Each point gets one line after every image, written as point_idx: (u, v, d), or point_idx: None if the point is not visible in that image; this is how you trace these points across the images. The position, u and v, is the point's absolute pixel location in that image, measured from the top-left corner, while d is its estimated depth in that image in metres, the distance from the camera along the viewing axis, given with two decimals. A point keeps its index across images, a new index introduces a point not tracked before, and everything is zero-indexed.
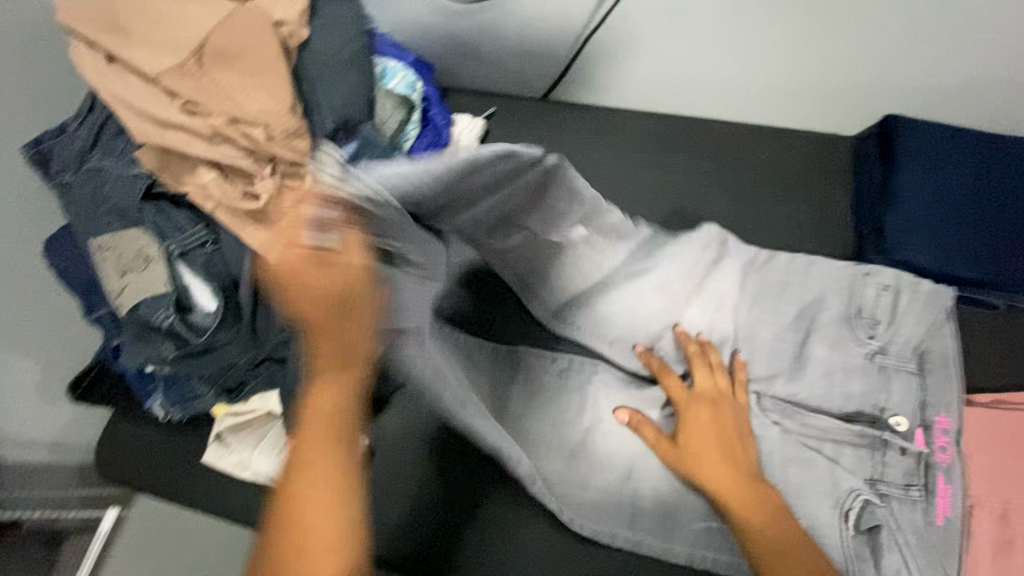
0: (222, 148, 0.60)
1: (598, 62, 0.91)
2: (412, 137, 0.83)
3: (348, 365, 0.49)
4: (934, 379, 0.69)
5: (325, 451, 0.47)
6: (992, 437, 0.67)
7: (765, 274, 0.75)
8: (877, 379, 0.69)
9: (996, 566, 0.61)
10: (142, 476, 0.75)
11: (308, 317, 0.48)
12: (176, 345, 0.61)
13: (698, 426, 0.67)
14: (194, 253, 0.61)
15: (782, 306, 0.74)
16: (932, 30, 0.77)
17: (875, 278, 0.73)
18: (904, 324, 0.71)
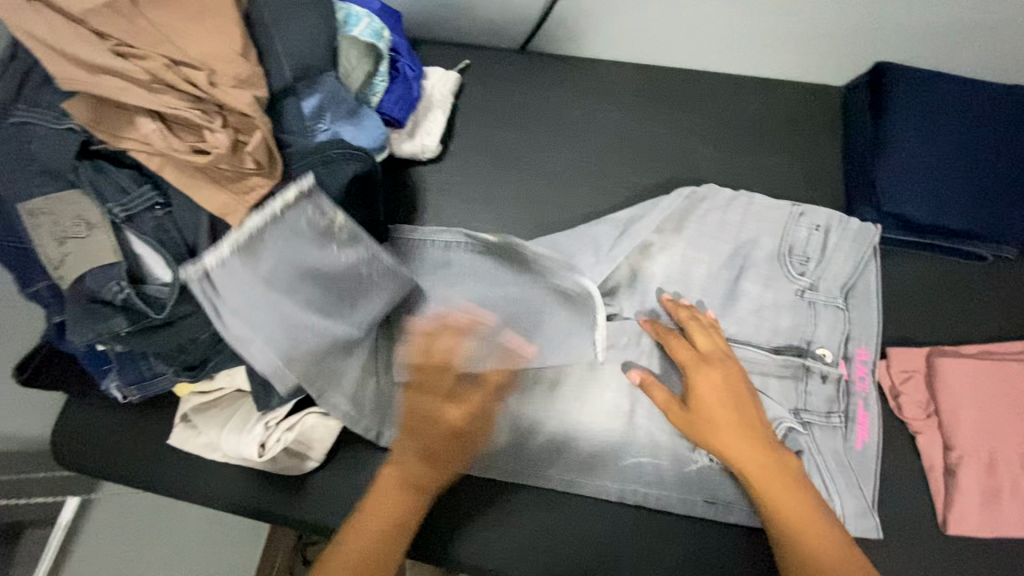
0: (163, 96, 0.53)
1: (577, 12, 0.85)
2: (380, 90, 0.76)
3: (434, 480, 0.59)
4: (860, 309, 0.71)
5: (367, 549, 0.55)
6: (981, 389, 0.65)
7: (705, 219, 0.75)
8: (806, 313, 0.70)
9: (980, 514, 0.62)
10: (106, 461, 0.71)
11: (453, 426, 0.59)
12: (130, 320, 0.54)
13: (706, 387, 0.62)
14: (141, 219, 0.54)
15: (723, 248, 0.74)
16: None
17: (808, 218, 0.73)
18: (835, 260, 0.72)
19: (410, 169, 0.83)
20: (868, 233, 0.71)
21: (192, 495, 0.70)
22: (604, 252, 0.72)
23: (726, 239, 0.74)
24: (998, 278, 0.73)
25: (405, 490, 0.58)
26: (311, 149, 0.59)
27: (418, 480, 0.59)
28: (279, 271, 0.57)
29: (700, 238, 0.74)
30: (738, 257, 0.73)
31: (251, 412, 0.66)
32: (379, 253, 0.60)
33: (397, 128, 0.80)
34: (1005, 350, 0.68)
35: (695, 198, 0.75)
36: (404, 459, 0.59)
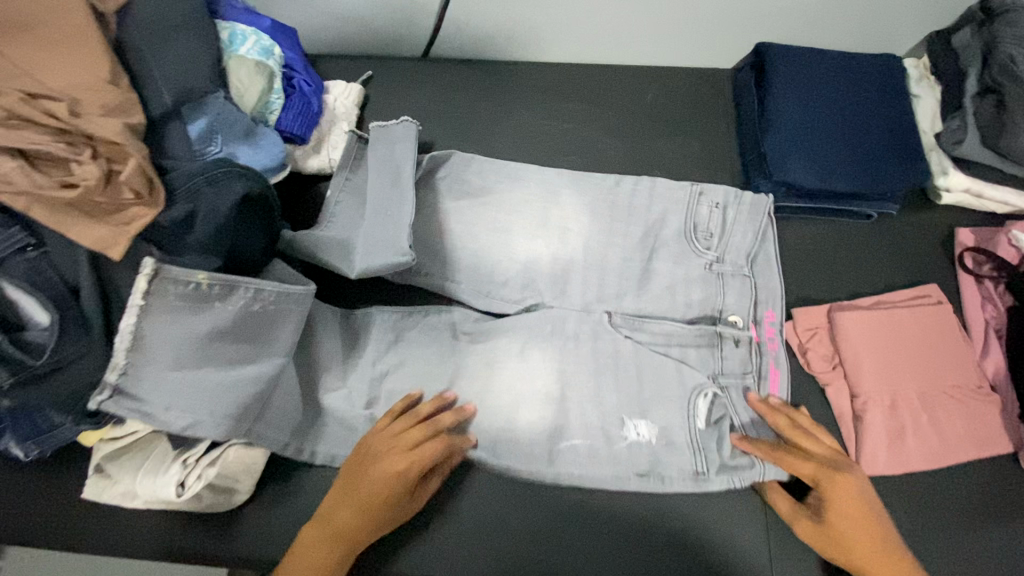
0: (23, 132, 0.50)
1: (471, 14, 0.85)
2: (277, 108, 0.74)
3: (358, 516, 0.57)
4: (763, 277, 0.74)
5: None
6: (876, 337, 0.70)
7: (614, 201, 0.77)
8: (715, 284, 0.73)
9: (887, 453, 0.66)
10: (13, 527, 0.66)
11: (372, 469, 0.58)
12: (10, 370, 0.50)
13: (840, 496, 0.60)
14: (11, 262, 0.50)
15: (637, 226, 0.75)
16: None
17: (707, 196, 0.76)
18: (732, 235, 0.75)
19: (320, 184, 0.82)
20: (760, 206, 0.75)
21: (113, 546, 0.66)
22: (525, 248, 0.75)
23: (640, 218, 0.76)
24: (883, 232, 0.78)
25: (340, 536, 0.57)
26: (196, 168, 0.57)
27: (362, 529, 0.58)
28: (176, 357, 0.55)
29: (611, 225, 0.76)
30: (649, 237, 0.75)
31: (168, 451, 0.63)
32: (261, 285, 0.60)
33: (299, 144, 0.78)
34: (896, 299, 0.73)
35: (595, 186, 0.77)
36: (343, 503, 0.58)
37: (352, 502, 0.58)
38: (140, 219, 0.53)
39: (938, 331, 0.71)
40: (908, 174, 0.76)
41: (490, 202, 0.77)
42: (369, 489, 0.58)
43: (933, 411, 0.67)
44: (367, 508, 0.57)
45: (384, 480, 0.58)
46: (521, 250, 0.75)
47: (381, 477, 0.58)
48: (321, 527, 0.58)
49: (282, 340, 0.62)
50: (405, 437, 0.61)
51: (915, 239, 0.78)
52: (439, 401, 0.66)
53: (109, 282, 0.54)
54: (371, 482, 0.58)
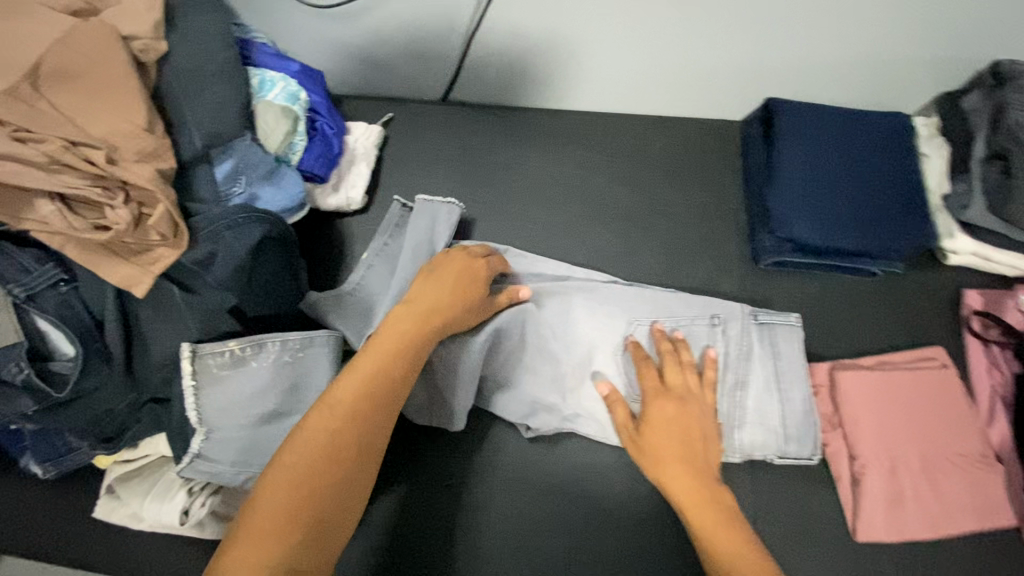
0: (62, 177, 0.54)
1: (488, 62, 0.90)
2: (300, 149, 0.79)
3: (420, 327, 0.59)
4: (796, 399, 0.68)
5: (344, 412, 0.52)
6: (878, 400, 0.69)
7: (668, 304, 0.73)
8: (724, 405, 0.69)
9: (885, 517, 0.65)
10: (24, 544, 0.69)
11: (439, 275, 0.64)
12: (35, 400, 0.53)
13: (660, 441, 0.63)
14: (43, 297, 0.54)
15: (694, 325, 0.72)
16: (808, 18, 0.79)
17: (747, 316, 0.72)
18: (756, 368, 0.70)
19: (337, 221, 0.86)
20: (789, 331, 0.71)
21: (115, 566, 0.68)
22: (555, 339, 0.73)
23: (693, 323, 0.72)
24: (888, 290, 0.78)
25: (387, 363, 0.55)
26: (220, 212, 0.60)
27: (430, 328, 0.60)
28: (228, 419, 0.58)
29: (674, 324, 0.72)
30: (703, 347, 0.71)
31: (174, 478, 0.65)
32: (285, 335, 0.61)
33: (320, 183, 0.83)
34: (902, 360, 0.73)
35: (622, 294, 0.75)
36: (401, 321, 0.59)
37: (414, 316, 0.59)
38: (165, 259, 0.56)
39: (945, 397, 0.70)
40: (913, 235, 0.76)
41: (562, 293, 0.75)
42: (429, 298, 0.61)
43: (932, 477, 0.66)
44: (433, 314, 0.61)
45: (451, 287, 0.63)
46: (580, 335, 0.73)
47: (451, 286, 0.63)
48: (371, 351, 0.56)
49: (316, 387, 0.61)
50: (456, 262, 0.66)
51: (922, 299, 0.78)
52: (496, 260, 0.70)
53: (131, 317, 0.58)
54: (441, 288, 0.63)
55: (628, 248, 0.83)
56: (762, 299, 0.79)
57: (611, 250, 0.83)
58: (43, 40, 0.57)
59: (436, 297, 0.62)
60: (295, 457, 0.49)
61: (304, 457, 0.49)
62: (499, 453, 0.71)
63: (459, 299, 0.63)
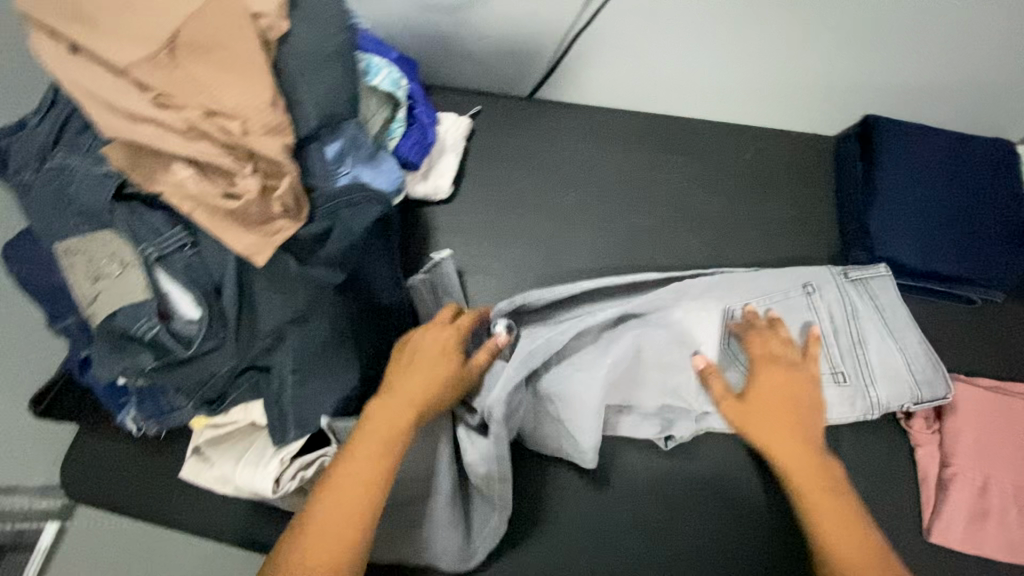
0: (198, 144, 0.55)
1: (584, 62, 0.90)
2: (398, 135, 0.81)
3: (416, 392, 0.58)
4: (907, 338, 0.70)
5: (352, 486, 0.52)
6: (984, 417, 0.69)
7: (756, 278, 0.74)
8: (851, 368, 0.69)
9: (963, 530, 0.65)
10: (111, 496, 0.72)
11: (422, 343, 0.62)
12: (156, 355, 0.56)
13: (760, 403, 0.61)
14: (172, 259, 0.56)
15: (791, 298, 0.72)
16: (929, 37, 0.76)
17: (851, 277, 0.73)
18: (870, 330, 0.71)
19: (422, 209, 0.87)
20: (881, 281, 0.73)
21: (200, 525, 0.71)
22: (656, 354, 0.70)
23: (789, 292, 0.72)
24: (983, 320, 0.77)
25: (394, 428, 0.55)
26: (335, 191, 0.63)
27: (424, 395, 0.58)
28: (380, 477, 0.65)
29: (762, 296, 0.72)
30: (813, 310, 0.72)
31: (267, 445, 0.66)
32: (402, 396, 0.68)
33: (412, 170, 0.84)
34: (1015, 389, 0.71)
35: (715, 289, 0.72)
36: (395, 389, 0.58)
37: (402, 383, 0.58)
38: (286, 231, 0.58)
39: None
40: (1015, 266, 0.74)
41: (649, 318, 0.71)
42: (417, 363, 0.60)
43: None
44: (430, 379, 0.59)
45: (438, 346, 0.62)
46: (690, 333, 0.71)
47: (434, 346, 0.61)
48: (371, 420, 0.56)
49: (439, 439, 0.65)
50: (436, 330, 0.63)
51: (1019, 332, 0.76)
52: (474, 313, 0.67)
53: (246, 285, 0.59)
54: (424, 352, 0.61)
55: (713, 256, 0.83)
56: None
57: (695, 257, 0.83)
58: (184, 11, 0.59)
59: (418, 361, 0.60)
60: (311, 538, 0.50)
61: (324, 537, 0.50)
62: (635, 465, 0.70)
63: (443, 358, 0.61)
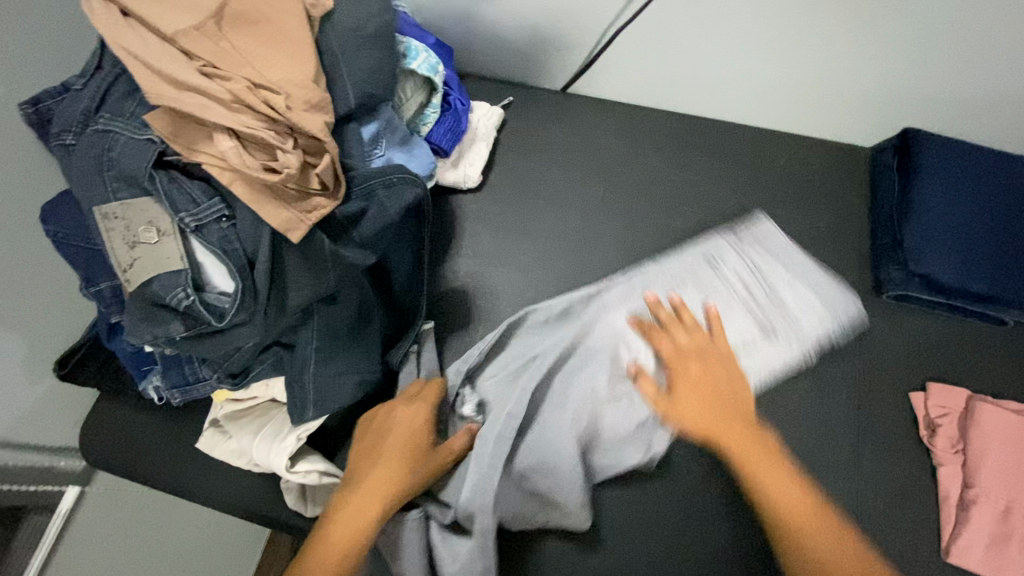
0: (240, 115, 0.55)
1: (621, 58, 0.89)
2: (431, 121, 0.81)
3: (389, 459, 0.62)
4: (800, 282, 0.77)
5: (327, 559, 0.53)
6: (1013, 440, 0.67)
7: (662, 267, 0.79)
8: (777, 313, 0.75)
9: (984, 552, 0.64)
10: (126, 463, 0.72)
11: (388, 420, 0.65)
12: (187, 325, 0.56)
13: (686, 392, 0.65)
14: (208, 229, 0.56)
15: (697, 270, 0.78)
16: (980, 52, 0.75)
17: (760, 249, 0.79)
18: (782, 285, 0.77)
19: (450, 197, 0.87)
20: (769, 233, 0.81)
21: (215, 500, 0.71)
22: (578, 347, 0.73)
23: (697, 268, 0.78)
24: (1013, 343, 0.75)
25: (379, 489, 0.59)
26: (374, 172, 0.62)
27: (399, 468, 0.62)
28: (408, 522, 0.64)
29: (668, 278, 0.78)
30: (722, 279, 0.77)
31: (285, 420, 0.67)
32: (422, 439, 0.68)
33: (442, 157, 0.84)
34: None
35: (612, 287, 0.77)
36: (367, 463, 0.62)
37: (372, 454, 0.62)
38: (322, 209, 0.58)
39: None
40: None
41: (574, 326, 0.74)
42: (388, 438, 0.63)
43: None
44: (404, 447, 0.63)
45: (409, 419, 0.65)
46: (612, 320, 0.75)
47: (405, 420, 0.65)
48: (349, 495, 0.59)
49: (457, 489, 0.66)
50: (403, 407, 0.66)
51: None
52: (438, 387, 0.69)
53: (278, 260, 0.58)
54: (395, 428, 0.64)
55: None
56: (883, 337, 0.76)
57: None
58: None
59: (387, 438, 0.63)
60: None
61: None
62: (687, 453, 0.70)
63: (411, 426, 0.65)
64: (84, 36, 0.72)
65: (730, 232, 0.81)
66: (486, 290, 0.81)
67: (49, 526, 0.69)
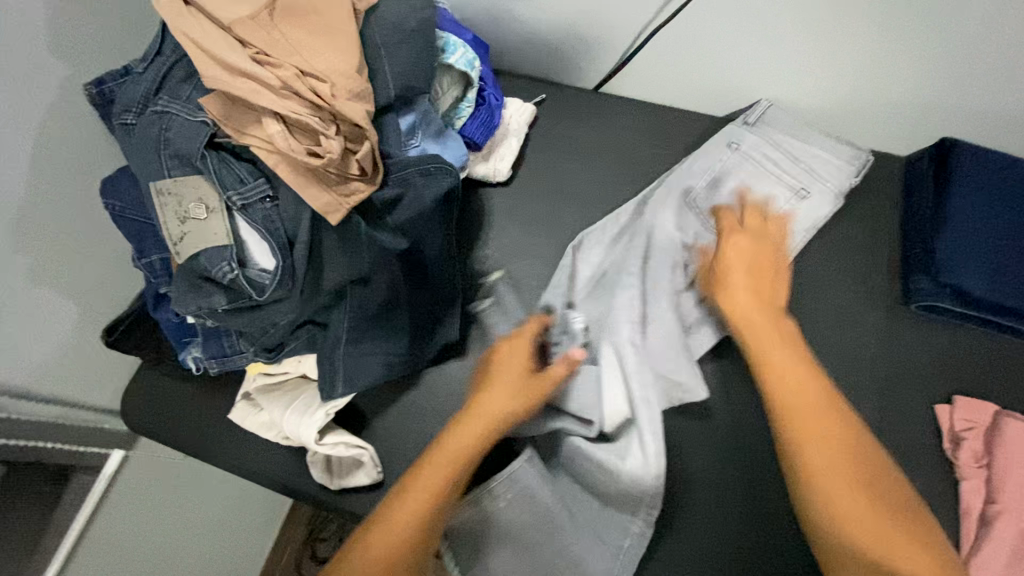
0: (288, 101, 0.58)
1: (655, 59, 0.90)
2: (466, 115, 0.83)
3: (495, 393, 0.64)
4: (816, 146, 0.82)
5: (429, 477, 0.59)
6: None
7: (690, 166, 0.83)
8: (798, 201, 0.81)
9: (1003, 569, 0.62)
10: (162, 430, 0.76)
11: (498, 358, 0.67)
12: (229, 298, 0.59)
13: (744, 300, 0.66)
14: (253, 208, 0.59)
15: (723, 158, 0.82)
16: None
17: (774, 138, 0.82)
18: (804, 155, 0.82)
19: (480, 189, 0.89)
20: (772, 113, 0.84)
21: (245, 470, 0.74)
22: (627, 249, 0.78)
23: (723, 158, 0.82)
24: None
25: (477, 423, 0.62)
26: (409, 161, 0.65)
27: (502, 406, 0.63)
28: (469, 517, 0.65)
29: (700, 177, 0.82)
30: (748, 159, 0.82)
31: (314, 397, 0.69)
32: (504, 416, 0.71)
33: (475, 150, 0.86)
34: None
35: (650, 197, 0.81)
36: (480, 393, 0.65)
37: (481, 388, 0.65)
38: (360, 194, 0.60)
39: None
40: None
41: (625, 228, 0.80)
42: (497, 374, 0.66)
43: None
44: (511, 383, 0.65)
45: (515, 359, 0.67)
46: (666, 223, 0.79)
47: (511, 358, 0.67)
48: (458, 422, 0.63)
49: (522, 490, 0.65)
50: (510, 348, 0.68)
51: None
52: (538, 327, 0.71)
53: (317, 241, 0.61)
54: (503, 363, 0.67)
55: None
56: (909, 347, 0.75)
57: None
58: None
59: (492, 374, 0.66)
60: (381, 528, 0.57)
61: (398, 516, 0.57)
62: (694, 461, 0.70)
63: (516, 365, 0.67)
64: (145, 23, 0.76)
65: (751, 123, 0.83)
66: (510, 282, 0.82)
67: (96, 483, 0.75)
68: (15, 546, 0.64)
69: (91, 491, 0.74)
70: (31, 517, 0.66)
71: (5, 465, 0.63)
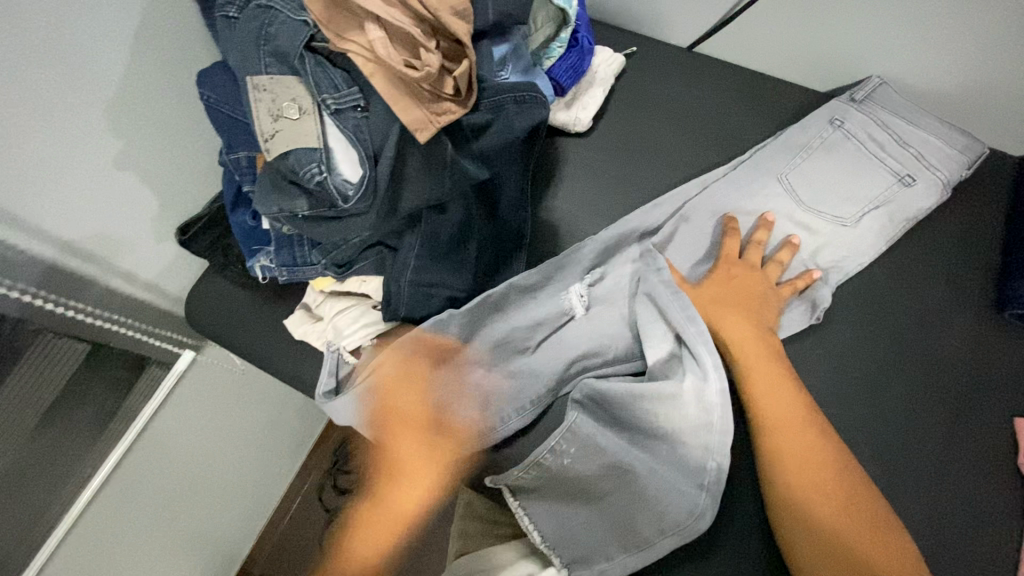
0: (393, 8, 0.56)
1: (762, 21, 0.84)
2: (555, 56, 0.80)
3: (426, 457, 0.66)
4: (927, 130, 0.77)
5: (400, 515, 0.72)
6: None
7: (782, 140, 0.79)
8: (896, 190, 0.76)
9: None
10: (221, 333, 0.78)
11: (395, 406, 0.66)
12: (311, 204, 0.60)
13: (723, 294, 0.71)
14: (345, 116, 0.58)
15: (824, 135, 0.79)
16: None
17: (877, 120, 0.78)
18: (910, 140, 0.77)
19: (557, 137, 0.87)
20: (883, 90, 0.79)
21: (297, 380, 0.76)
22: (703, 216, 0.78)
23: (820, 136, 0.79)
24: None
25: (410, 479, 0.67)
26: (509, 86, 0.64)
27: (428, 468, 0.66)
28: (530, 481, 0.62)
29: (789, 151, 0.79)
30: (852, 137, 0.78)
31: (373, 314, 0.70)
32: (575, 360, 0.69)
33: (559, 95, 0.83)
34: None
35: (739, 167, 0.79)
36: (398, 448, 0.66)
37: (393, 440, 0.66)
38: (450, 115, 0.58)
39: None
40: None
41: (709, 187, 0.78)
42: (402, 428, 0.66)
43: None
44: (416, 442, 0.66)
45: (421, 411, 0.66)
46: (757, 193, 0.78)
47: (409, 411, 0.65)
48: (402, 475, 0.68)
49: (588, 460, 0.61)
50: (404, 395, 0.66)
51: None
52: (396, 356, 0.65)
53: (402, 157, 0.60)
54: (404, 415, 0.66)
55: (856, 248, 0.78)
56: (992, 355, 0.71)
57: None
58: None
59: (397, 428, 0.66)
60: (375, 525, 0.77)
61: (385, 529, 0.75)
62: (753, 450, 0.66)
63: (424, 422, 0.66)
64: None
65: (858, 101, 0.79)
66: (577, 234, 0.80)
67: (166, 377, 0.81)
68: (90, 419, 0.71)
69: (161, 383, 0.80)
70: (110, 397, 0.73)
71: (92, 344, 0.69)
